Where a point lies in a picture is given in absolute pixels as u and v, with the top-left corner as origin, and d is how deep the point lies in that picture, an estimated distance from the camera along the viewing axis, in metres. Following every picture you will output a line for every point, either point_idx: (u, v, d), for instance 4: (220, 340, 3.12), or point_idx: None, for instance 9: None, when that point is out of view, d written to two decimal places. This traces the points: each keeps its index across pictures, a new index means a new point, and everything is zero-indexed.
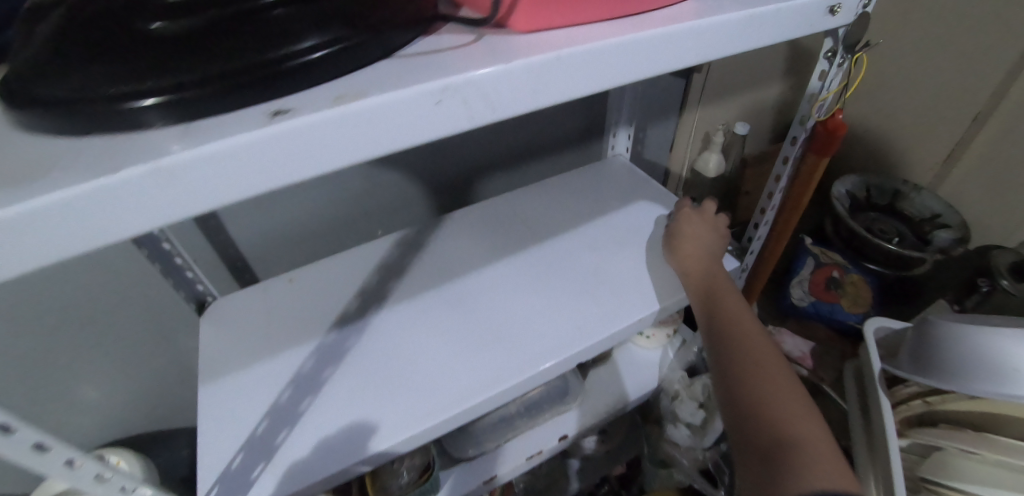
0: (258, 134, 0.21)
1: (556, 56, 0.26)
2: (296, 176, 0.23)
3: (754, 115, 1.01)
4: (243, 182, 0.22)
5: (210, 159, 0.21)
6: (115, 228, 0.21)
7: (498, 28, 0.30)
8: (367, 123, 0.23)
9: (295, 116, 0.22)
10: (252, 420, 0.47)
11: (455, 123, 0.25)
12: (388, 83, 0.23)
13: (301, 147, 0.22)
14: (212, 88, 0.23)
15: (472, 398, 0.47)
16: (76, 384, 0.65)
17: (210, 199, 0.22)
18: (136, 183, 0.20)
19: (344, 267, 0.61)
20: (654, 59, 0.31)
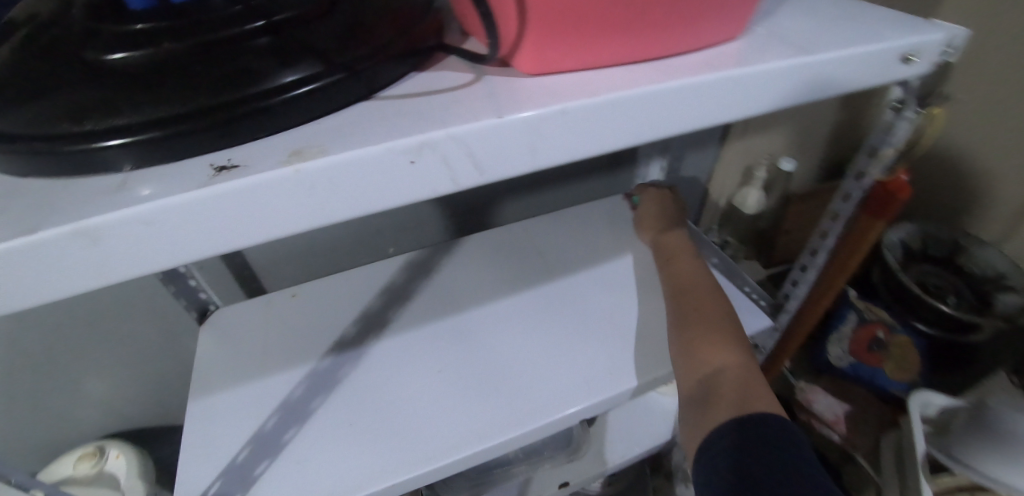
0: (194, 195, 0.18)
1: (561, 109, 0.23)
2: (244, 240, 0.20)
3: (802, 150, 0.94)
4: (180, 247, 0.19)
5: (137, 223, 0.18)
6: (34, 292, 0.18)
7: (503, 67, 0.27)
8: (326, 184, 0.19)
9: (239, 175, 0.19)
10: (233, 447, 0.45)
11: (436, 184, 0.21)
12: (358, 137, 0.20)
13: (247, 208, 0.19)
14: (166, 131, 0.21)
15: (459, 450, 0.44)
16: (82, 377, 0.65)
17: (143, 266, 0.19)
18: (52, 248, 0.18)
19: (349, 286, 0.59)
20: (684, 112, 0.27)
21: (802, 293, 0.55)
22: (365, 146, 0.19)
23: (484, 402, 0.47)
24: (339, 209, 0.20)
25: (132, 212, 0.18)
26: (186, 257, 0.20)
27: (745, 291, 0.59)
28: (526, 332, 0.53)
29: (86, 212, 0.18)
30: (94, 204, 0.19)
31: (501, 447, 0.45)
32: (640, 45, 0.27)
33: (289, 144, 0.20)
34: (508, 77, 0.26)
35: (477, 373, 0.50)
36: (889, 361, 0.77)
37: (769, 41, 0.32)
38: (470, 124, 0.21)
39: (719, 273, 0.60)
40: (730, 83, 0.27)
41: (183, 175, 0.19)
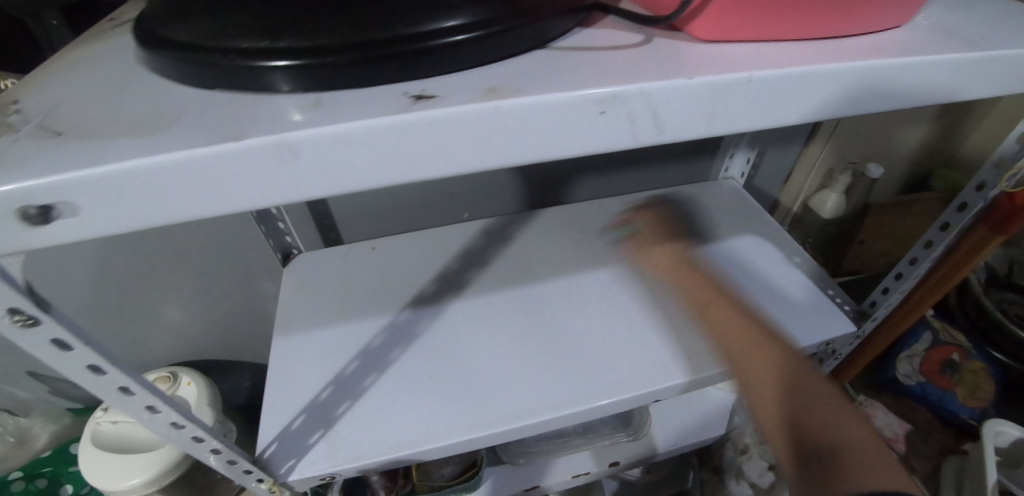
0: (395, 120, 0.19)
1: (747, 76, 0.23)
2: (423, 173, 0.20)
3: (888, 159, 0.89)
4: (366, 172, 0.19)
5: (336, 142, 0.18)
6: (229, 199, 0.19)
7: (670, 32, 0.27)
8: (519, 124, 0.20)
9: (438, 105, 0.19)
10: (316, 385, 0.47)
11: (612, 139, 0.22)
12: (553, 83, 0.20)
13: (435, 142, 0.19)
14: (323, 60, 0.21)
15: (532, 416, 0.44)
16: (164, 303, 0.69)
17: (324, 187, 0.19)
18: (255, 157, 0.18)
19: (427, 245, 0.60)
20: (854, 97, 0.27)
21: (893, 301, 0.54)
22: (562, 92, 0.20)
23: (559, 373, 0.47)
24: (520, 152, 0.21)
25: (333, 131, 0.18)
26: (369, 184, 0.20)
27: (828, 295, 0.57)
28: (600, 310, 0.53)
29: (289, 127, 0.18)
30: (295, 118, 0.19)
31: (573, 417, 0.45)
32: (816, 22, 0.26)
33: (482, 81, 0.21)
34: (684, 41, 0.26)
35: (552, 345, 0.50)
36: (959, 386, 0.74)
37: (930, 34, 0.30)
38: (660, 82, 0.21)
39: (800, 273, 0.59)
40: (898, 71, 0.27)
41: (377, 100, 0.19)
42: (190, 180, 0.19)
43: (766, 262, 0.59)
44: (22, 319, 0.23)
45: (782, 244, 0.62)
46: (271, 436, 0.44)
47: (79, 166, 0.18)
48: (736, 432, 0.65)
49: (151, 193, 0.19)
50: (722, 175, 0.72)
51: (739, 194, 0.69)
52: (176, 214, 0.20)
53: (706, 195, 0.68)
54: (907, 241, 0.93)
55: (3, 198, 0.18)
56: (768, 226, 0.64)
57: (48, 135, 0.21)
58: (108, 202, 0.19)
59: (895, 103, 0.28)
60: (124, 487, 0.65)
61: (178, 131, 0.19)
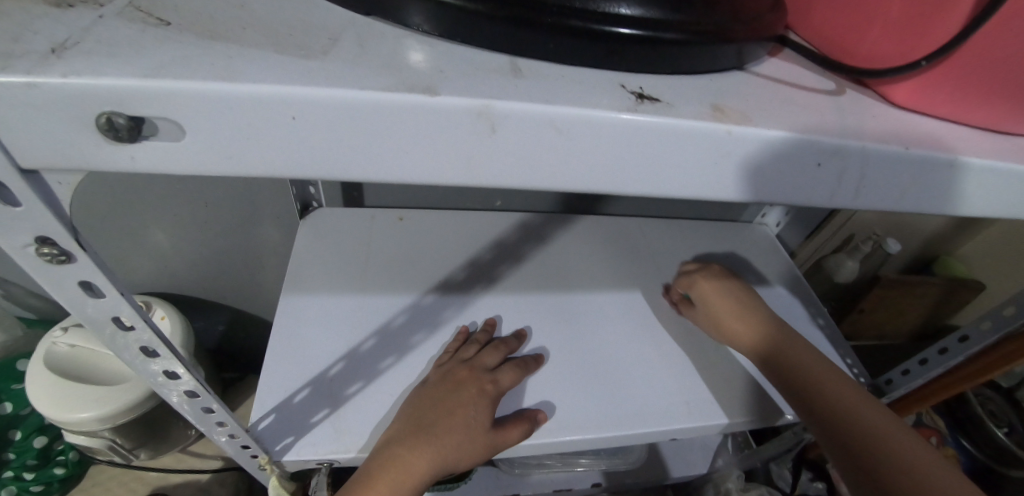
0: (622, 118, 0.17)
1: (953, 160, 0.23)
2: (613, 186, 0.19)
3: (907, 236, 0.91)
4: (572, 171, 0.18)
5: (551, 127, 0.16)
6: (389, 164, 0.16)
7: (857, 86, 0.26)
8: (737, 153, 0.19)
9: (667, 112, 0.17)
10: (326, 358, 0.43)
11: (798, 190, 0.21)
12: (774, 118, 0.20)
13: (645, 154, 0.18)
14: (470, 6, 0.17)
15: (562, 434, 0.41)
16: (152, 228, 0.63)
17: (514, 180, 0.17)
18: (452, 123, 0.15)
19: (458, 229, 0.56)
20: (1011, 199, 0.25)
21: (913, 384, 0.55)
22: (787, 131, 0.19)
23: (590, 395, 0.44)
24: (721, 185, 0.20)
25: (556, 113, 0.16)
26: (566, 184, 0.18)
27: (848, 365, 0.56)
28: (635, 336, 0.50)
29: (497, 92, 0.16)
30: (500, 82, 0.16)
31: (595, 443, 0.42)
32: (1017, 116, 0.25)
33: (696, 94, 0.19)
34: (875, 102, 0.25)
35: (584, 365, 0.46)
36: None
37: None
38: (865, 142, 0.21)
39: (825, 336, 0.58)
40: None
41: (599, 89, 0.17)
42: (358, 126, 0.15)
43: (796, 318, 0.58)
44: (49, 254, 0.17)
45: (813, 302, 0.61)
46: (270, 406, 0.40)
47: (204, 75, 0.13)
48: (721, 474, 0.66)
49: (294, 131, 0.15)
50: (758, 220, 0.71)
51: (773, 242, 0.67)
52: (309, 164, 0.15)
53: (741, 235, 0.67)
54: (902, 319, 0.95)
55: (82, 91, 0.13)
56: (799, 281, 0.63)
57: (146, 20, 0.15)
58: (235, 131, 0.14)
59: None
60: (73, 419, 0.60)
61: (342, 60, 0.15)
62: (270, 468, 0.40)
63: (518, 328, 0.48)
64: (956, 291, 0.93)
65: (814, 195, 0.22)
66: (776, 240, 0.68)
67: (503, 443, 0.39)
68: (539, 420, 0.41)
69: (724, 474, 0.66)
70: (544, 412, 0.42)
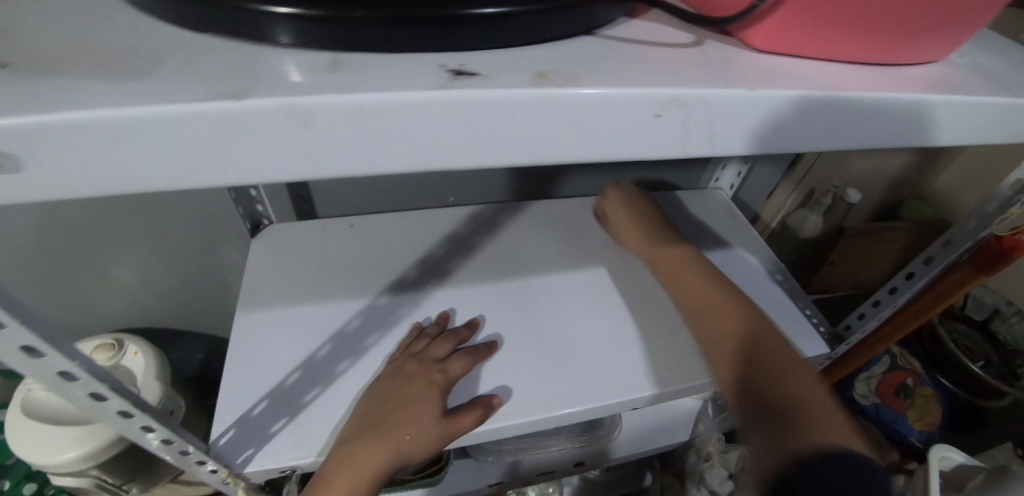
0: (435, 96, 0.18)
1: (806, 95, 0.23)
2: (462, 161, 0.19)
3: (868, 184, 0.92)
4: (409, 154, 0.19)
5: (363, 114, 0.17)
6: (226, 168, 0.17)
7: (721, 36, 0.27)
8: (569, 116, 0.20)
9: (483, 85, 0.18)
10: (283, 369, 0.44)
11: (660, 145, 0.22)
12: (607, 78, 0.20)
13: (480, 126, 0.19)
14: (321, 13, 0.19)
15: (521, 415, 0.42)
16: (113, 265, 0.64)
17: (354, 169, 0.18)
18: (264, 123, 0.16)
19: (410, 228, 0.57)
20: (886, 130, 0.26)
21: (869, 327, 0.55)
22: (615, 90, 0.20)
23: (545, 375, 0.45)
24: (568, 149, 0.21)
25: (361, 100, 0.17)
26: (409, 166, 0.19)
27: (806, 316, 0.57)
28: (589, 313, 0.50)
29: (306, 89, 0.17)
30: (315, 79, 0.18)
31: (555, 422, 0.43)
32: (877, 49, 0.26)
33: (528, 65, 0.20)
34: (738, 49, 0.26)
35: (539, 346, 0.47)
36: (911, 409, 0.77)
37: (969, 73, 0.29)
38: (716, 90, 0.21)
39: (782, 292, 0.59)
40: (932, 107, 0.26)
41: (413, 73, 0.18)
42: (179, 136, 0.16)
43: (752, 277, 0.59)
44: None
45: (768, 260, 0.62)
46: (229, 422, 0.41)
47: (23, 111, 0.15)
48: (701, 439, 0.67)
49: (124, 151, 0.16)
50: (712, 185, 0.72)
51: (728, 205, 0.68)
52: (152, 179, 0.17)
53: (695, 203, 0.68)
54: (873, 267, 0.96)
55: None
56: (754, 240, 0.64)
57: None
58: (68, 158, 0.15)
59: (928, 139, 0.28)
60: (55, 462, 0.61)
61: (162, 79, 0.17)
62: (234, 482, 0.41)
63: (471, 317, 0.48)
64: (922, 233, 0.94)
65: (688, 151, 0.22)
66: (732, 203, 0.69)
67: (458, 431, 0.39)
68: (494, 404, 0.41)
69: (704, 439, 0.67)
70: (499, 397, 0.42)
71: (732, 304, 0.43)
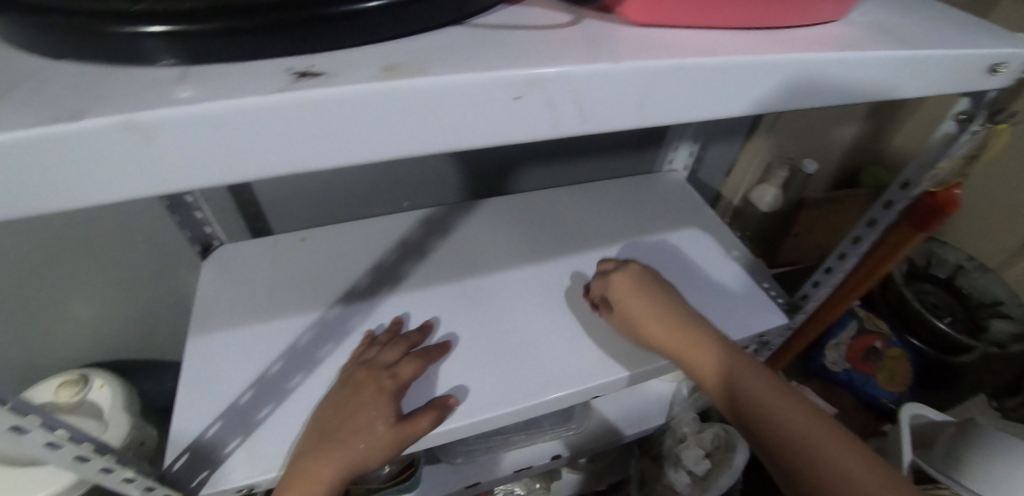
0: (269, 102, 0.17)
1: (679, 65, 0.20)
2: (316, 162, 0.19)
3: (824, 152, 0.93)
4: (258, 159, 0.18)
5: (200, 124, 0.17)
6: (76, 190, 0.17)
7: (599, 13, 0.23)
8: (420, 109, 0.18)
9: (320, 85, 0.17)
10: (236, 388, 0.44)
11: (534, 129, 0.20)
12: (461, 60, 0.18)
13: (324, 126, 0.18)
14: (203, 27, 0.18)
15: (476, 413, 0.42)
16: (69, 302, 0.63)
17: (206, 178, 0.18)
18: (104, 141, 0.16)
19: (362, 237, 0.57)
20: (782, 95, 0.25)
21: (822, 294, 0.55)
22: (467, 74, 0.17)
23: (501, 373, 0.45)
24: (435, 142, 0.19)
25: (193, 110, 0.16)
26: (262, 171, 0.18)
27: (763, 288, 0.57)
28: (544, 305, 0.51)
29: (148, 105, 0.17)
30: (158, 95, 0.17)
31: (513, 416, 0.43)
32: (764, 11, 0.24)
33: (380, 58, 0.19)
34: (610, 24, 0.22)
35: (494, 343, 0.47)
36: (881, 372, 0.81)
37: (868, 31, 0.29)
38: (585, 67, 0.19)
39: (738, 267, 0.59)
40: (828, 65, 0.25)
41: (252, 78, 0.18)
42: (14, 163, 0.16)
43: (707, 255, 0.59)
44: None
45: (723, 237, 0.62)
46: (183, 446, 0.41)
47: None
48: (676, 421, 0.67)
49: None
50: (665, 168, 0.72)
51: (682, 186, 0.69)
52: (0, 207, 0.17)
53: (649, 187, 0.68)
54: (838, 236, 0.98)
55: None
56: (708, 219, 0.64)
57: None
58: None
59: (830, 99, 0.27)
60: None
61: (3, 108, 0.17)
62: None
63: (424, 320, 0.48)
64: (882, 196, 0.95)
65: (565, 137, 0.20)
66: (686, 184, 0.69)
67: (414, 434, 0.39)
68: (450, 405, 0.41)
69: (678, 421, 0.67)
70: (456, 397, 0.43)
71: (705, 336, 0.44)
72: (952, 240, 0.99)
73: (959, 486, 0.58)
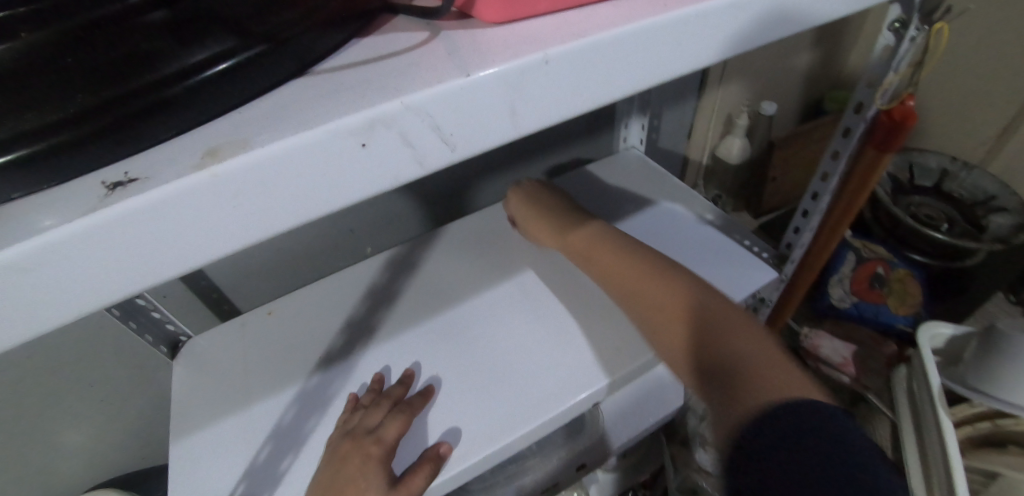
0: (78, 226, 0.14)
1: (543, 57, 0.18)
2: (160, 275, 0.16)
3: (781, 89, 0.90)
4: (92, 290, 0.15)
5: (10, 272, 0.14)
6: None
7: (462, 21, 0.21)
8: (252, 190, 0.15)
9: (135, 191, 0.15)
10: (227, 485, 0.41)
11: (398, 173, 0.17)
12: (289, 123, 0.16)
13: (153, 238, 0.15)
14: (31, 149, 0.16)
15: (474, 454, 0.40)
16: (54, 431, 0.60)
17: (36, 325, 0.15)
18: None
19: (329, 294, 0.55)
20: (687, 60, 0.22)
21: (806, 239, 0.53)
22: (289, 136, 0.15)
23: (491, 402, 0.43)
24: (289, 218, 0.17)
25: (0, 257, 0.14)
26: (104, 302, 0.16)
27: (746, 246, 0.55)
28: (526, 318, 0.49)
29: None
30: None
31: (516, 445, 0.41)
32: None
33: (207, 138, 0.16)
34: (470, 31, 0.20)
35: (479, 373, 0.45)
36: (890, 296, 0.79)
37: None
38: (430, 88, 0.16)
39: (717, 230, 0.56)
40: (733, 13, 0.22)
41: (65, 199, 0.15)
42: None
43: (682, 226, 0.57)
44: None
45: (695, 204, 0.60)
46: None
47: None
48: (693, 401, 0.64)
49: None
50: (622, 146, 0.70)
51: (644, 161, 0.66)
52: None
53: (610, 170, 0.66)
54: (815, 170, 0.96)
55: None
56: (677, 189, 0.62)
57: None
58: None
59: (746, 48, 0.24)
60: None
61: None
62: None
63: (405, 369, 0.46)
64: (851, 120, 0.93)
65: (435, 170, 0.18)
66: (647, 158, 0.67)
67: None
68: (443, 453, 0.40)
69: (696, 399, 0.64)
70: (448, 442, 0.41)
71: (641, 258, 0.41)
72: (930, 145, 0.97)
73: (985, 396, 0.57)
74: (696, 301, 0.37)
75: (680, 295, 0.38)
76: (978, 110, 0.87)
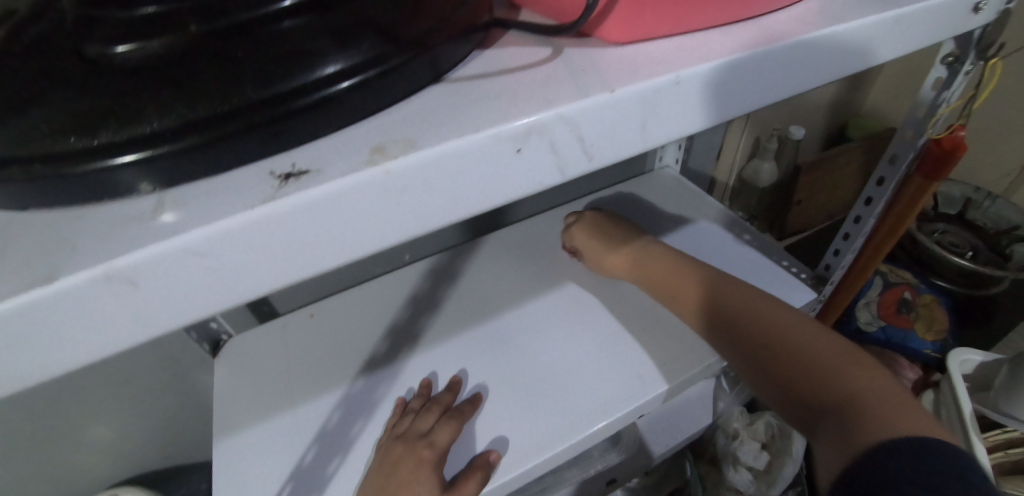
0: (257, 214, 0.15)
1: (676, 77, 0.19)
2: (313, 266, 0.17)
3: (808, 115, 0.92)
4: (250, 278, 0.16)
5: (190, 255, 0.15)
6: (66, 354, 0.15)
7: (579, 40, 0.22)
8: (414, 188, 0.16)
9: (310, 184, 0.15)
10: (273, 485, 0.41)
11: (537, 178, 0.18)
12: (448, 127, 0.17)
13: (317, 230, 0.16)
14: (184, 143, 0.16)
15: (523, 463, 0.40)
16: (85, 426, 0.60)
17: (199, 306, 0.16)
18: (79, 298, 0.14)
19: (371, 298, 0.56)
20: (785, 85, 0.23)
21: (846, 261, 0.54)
22: (453, 139, 0.16)
23: (538, 412, 0.43)
24: (438, 215, 0.17)
25: (179, 241, 0.15)
26: (259, 290, 0.17)
27: (785, 267, 0.55)
28: (569, 328, 0.49)
29: (124, 246, 0.15)
30: (133, 230, 0.15)
31: (564, 455, 0.41)
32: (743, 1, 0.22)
33: (365, 139, 0.17)
34: (592, 50, 0.21)
35: (525, 382, 0.45)
36: (917, 322, 0.80)
37: None
38: (580, 101, 0.17)
39: (755, 250, 0.57)
40: (830, 42, 0.23)
41: (231, 188, 0.16)
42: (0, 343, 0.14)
43: (721, 244, 0.58)
44: None
45: (733, 223, 0.61)
46: None
47: None
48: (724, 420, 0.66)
49: None
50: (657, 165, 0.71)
51: (679, 180, 0.68)
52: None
53: (647, 187, 0.67)
54: (838, 195, 0.97)
55: None
56: (713, 208, 0.63)
57: None
58: None
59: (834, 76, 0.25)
60: None
61: None
62: None
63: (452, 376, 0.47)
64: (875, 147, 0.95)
65: (571, 177, 0.19)
66: (682, 177, 0.68)
67: None
68: (493, 461, 0.40)
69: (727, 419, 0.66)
70: (497, 451, 0.41)
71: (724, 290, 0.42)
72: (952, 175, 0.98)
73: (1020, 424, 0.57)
74: (788, 327, 0.36)
75: (769, 321, 0.37)
76: (1002, 143, 0.88)
